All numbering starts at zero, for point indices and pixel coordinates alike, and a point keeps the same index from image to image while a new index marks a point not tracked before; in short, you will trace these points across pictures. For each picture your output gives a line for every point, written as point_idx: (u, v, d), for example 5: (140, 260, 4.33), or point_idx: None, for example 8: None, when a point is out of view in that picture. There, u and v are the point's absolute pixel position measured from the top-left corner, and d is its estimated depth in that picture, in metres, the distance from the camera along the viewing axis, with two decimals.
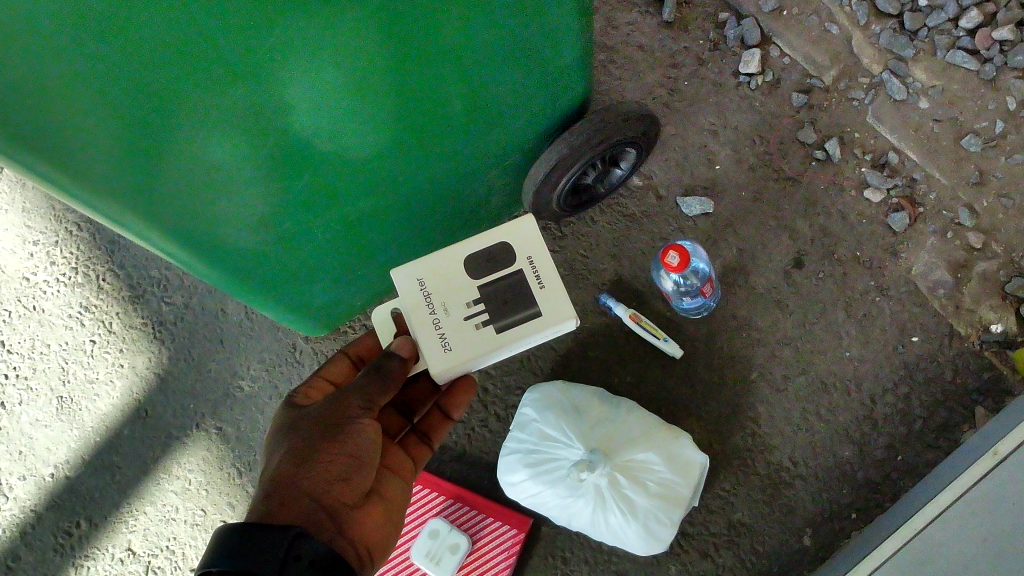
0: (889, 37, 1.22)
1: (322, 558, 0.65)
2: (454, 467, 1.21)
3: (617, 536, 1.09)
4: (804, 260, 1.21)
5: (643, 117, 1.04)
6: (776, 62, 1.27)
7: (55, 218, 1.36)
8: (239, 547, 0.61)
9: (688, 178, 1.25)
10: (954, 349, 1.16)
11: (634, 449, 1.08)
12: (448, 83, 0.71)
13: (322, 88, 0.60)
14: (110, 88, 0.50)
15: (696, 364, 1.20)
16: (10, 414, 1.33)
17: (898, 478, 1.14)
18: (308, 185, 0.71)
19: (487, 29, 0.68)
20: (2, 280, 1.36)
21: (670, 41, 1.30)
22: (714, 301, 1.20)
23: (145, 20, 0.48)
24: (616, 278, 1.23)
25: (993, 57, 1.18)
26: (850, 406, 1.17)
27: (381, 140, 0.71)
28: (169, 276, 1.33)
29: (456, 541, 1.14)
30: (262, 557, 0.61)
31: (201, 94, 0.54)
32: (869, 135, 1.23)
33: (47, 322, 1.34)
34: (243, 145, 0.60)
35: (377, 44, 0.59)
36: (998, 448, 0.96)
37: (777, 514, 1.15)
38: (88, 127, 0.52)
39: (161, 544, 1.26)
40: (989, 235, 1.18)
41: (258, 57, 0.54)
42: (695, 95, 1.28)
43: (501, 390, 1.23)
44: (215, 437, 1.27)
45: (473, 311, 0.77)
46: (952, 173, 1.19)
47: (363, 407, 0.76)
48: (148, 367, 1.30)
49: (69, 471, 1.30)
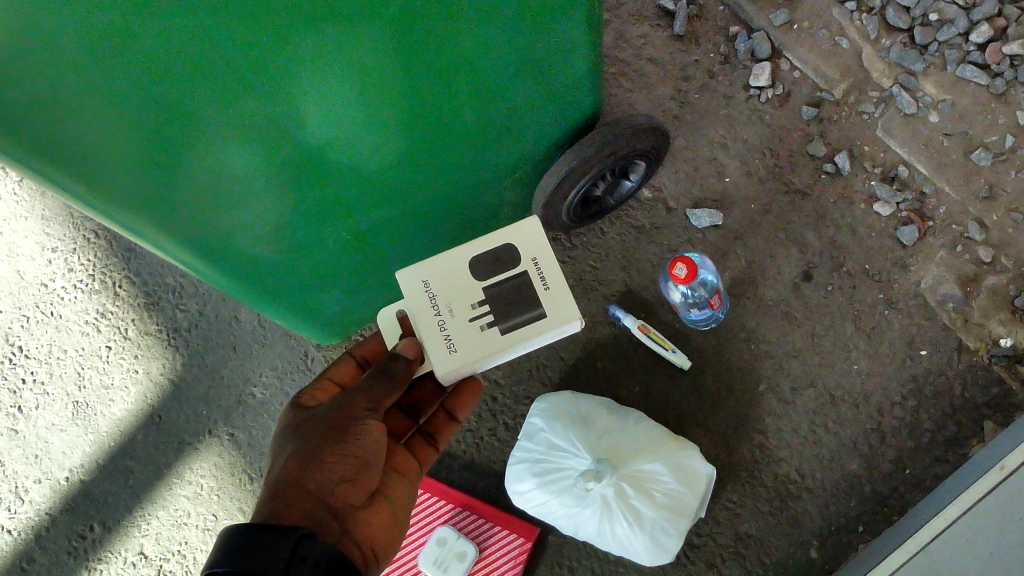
0: (899, 51, 1.23)
1: (328, 558, 0.66)
2: (463, 476, 1.22)
3: (624, 546, 1.09)
4: (813, 273, 1.21)
5: (653, 129, 1.05)
6: (787, 75, 1.28)
7: (74, 226, 1.38)
8: (243, 549, 0.62)
9: (698, 191, 1.26)
10: (963, 363, 1.16)
11: (641, 459, 1.09)
12: (459, 95, 0.72)
13: (335, 101, 0.61)
14: (127, 103, 0.52)
15: (705, 375, 1.20)
16: (27, 418, 1.34)
17: (906, 491, 1.14)
18: (319, 195, 0.72)
19: (498, 43, 0.69)
20: (21, 286, 1.38)
21: (681, 54, 1.31)
22: (723, 312, 1.21)
23: (160, 38, 0.49)
24: (625, 289, 1.24)
25: (1004, 71, 1.18)
26: (858, 419, 1.17)
27: (393, 151, 0.73)
28: (184, 283, 1.34)
29: (464, 549, 1.15)
30: (266, 558, 0.62)
31: (214, 105, 0.55)
32: (879, 148, 1.24)
33: (65, 327, 1.36)
34: (254, 154, 0.61)
35: (388, 57, 0.60)
36: (1005, 463, 0.97)
37: (784, 527, 1.15)
38: (102, 137, 0.53)
39: (172, 548, 1.27)
40: (999, 249, 1.18)
41: (270, 70, 0.55)
42: (705, 108, 1.29)
43: (510, 398, 1.23)
44: (227, 443, 1.28)
45: (478, 312, 0.78)
46: (962, 187, 1.20)
47: (368, 409, 0.77)
48: (162, 374, 1.32)
49: (83, 474, 1.31)
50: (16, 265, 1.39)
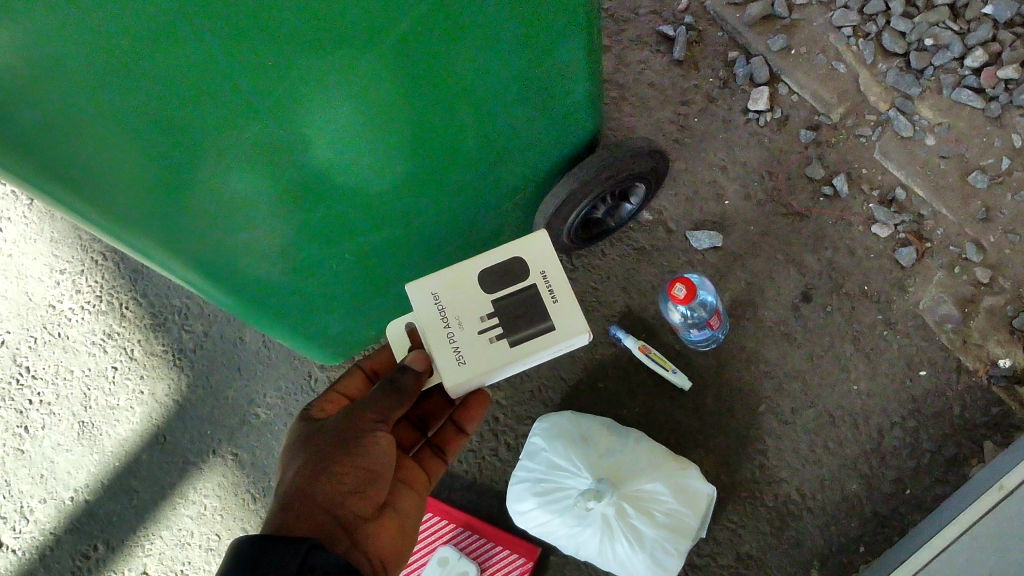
0: (895, 76, 1.25)
1: (342, 561, 0.66)
2: (465, 496, 1.23)
3: (624, 566, 1.09)
4: (812, 293, 1.22)
5: (652, 153, 1.07)
6: (785, 99, 1.30)
7: (82, 248, 1.40)
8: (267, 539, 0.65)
9: (697, 213, 1.28)
10: (962, 384, 1.17)
11: (642, 480, 1.09)
12: (461, 119, 0.74)
13: (340, 124, 0.63)
14: (141, 131, 0.54)
15: (705, 395, 1.21)
16: (33, 438, 1.36)
17: (907, 512, 1.14)
18: (324, 217, 0.74)
19: (499, 69, 0.71)
20: (28, 308, 1.40)
21: (681, 79, 1.33)
22: (722, 333, 1.22)
23: (169, 68, 0.51)
24: (626, 310, 1.25)
25: (998, 95, 1.21)
26: (858, 440, 1.18)
27: (397, 174, 0.74)
28: (190, 304, 1.36)
29: (465, 569, 1.17)
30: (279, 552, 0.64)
31: (222, 129, 0.57)
32: (877, 171, 1.25)
33: (71, 348, 1.37)
34: (260, 177, 0.63)
35: (391, 82, 0.62)
36: (1004, 482, 0.97)
37: (786, 547, 1.15)
38: (116, 163, 0.55)
39: (175, 568, 1.28)
40: (996, 270, 1.19)
41: (276, 94, 0.57)
42: (705, 131, 1.31)
43: (513, 419, 1.24)
44: (231, 463, 1.29)
45: (487, 325, 0.79)
46: (959, 209, 1.21)
47: (378, 421, 0.78)
48: (168, 394, 1.33)
49: (89, 495, 1.32)
50: (25, 286, 1.41)
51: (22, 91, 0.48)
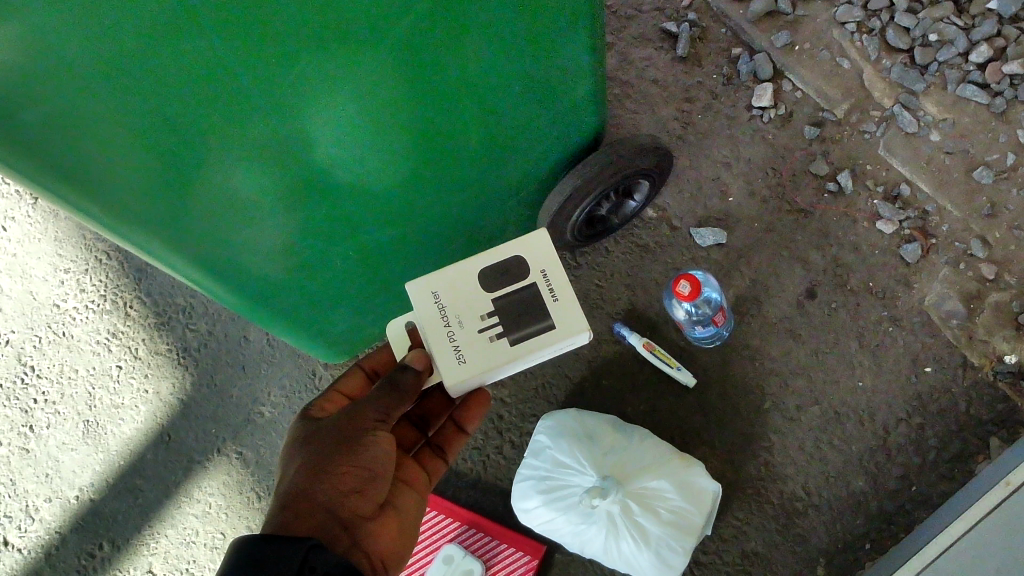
0: (900, 71, 1.24)
1: (342, 560, 0.66)
2: (469, 493, 1.23)
3: (630, 563, 1.09)
4: (817, 290, 1.22)
5: (657, 150, 1.06)
6: (788, 96, 1.30)
7: (87, 247, 1.40)
8: (265, 539, 0.65)
9: (701, 211, 1.27)
10: (968, 380, 1.17)
11: (647, 477, 1.09)
12: (465, 116, 0.74)
13: (344, 121, 0.63)
14: (145, 129, 0.54)
15: (710, 393, 1.21)
16: (38, 437, 1.36)
17: (912, 509, 1.14)
18: (327, 215, 0.74)
19: (503, 64, 0.71)
20: (34, 307, 1.41)
21: (684, 76, 1.33)
22: (727, 330, 1.22)
23: (172, 65, 0.51)
24: (630, 307, 1.25)
25: (1004, 91, 1.20)
26: (863, 436, 1.17)
27: (400, 172, 0.74)
28: (194, 303, 1.36)
29: (469, 567, 1.16)
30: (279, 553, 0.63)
31: (224, 127, 0.57)
32: (881, 168, 1.25)
33: (76, 347, 1.38)
34: (263, 175, 0.63)
35: (395, 78, 0.62)
36: (1010, 478, 0.97)
37: (791, 544, 1.15)
38: (121, 161, 0.55)
39: (181, 567, 1.28)
40: (1002, 266, 1.19)
41: (279, 92, 0.57)
42: (709, 127, 1.30)
43: (516, 417, 1.24)
44: (236, 462, 1.29)
45: (487, 323, 0.79)
46: (963, 206, 1.21)
47: (378, 420, 0.78)
48: (171, 393, 1.33)
49: (93, 493, 1.32)
50: (30, 286, 1.41)
51: (29, 92, 0.48)
